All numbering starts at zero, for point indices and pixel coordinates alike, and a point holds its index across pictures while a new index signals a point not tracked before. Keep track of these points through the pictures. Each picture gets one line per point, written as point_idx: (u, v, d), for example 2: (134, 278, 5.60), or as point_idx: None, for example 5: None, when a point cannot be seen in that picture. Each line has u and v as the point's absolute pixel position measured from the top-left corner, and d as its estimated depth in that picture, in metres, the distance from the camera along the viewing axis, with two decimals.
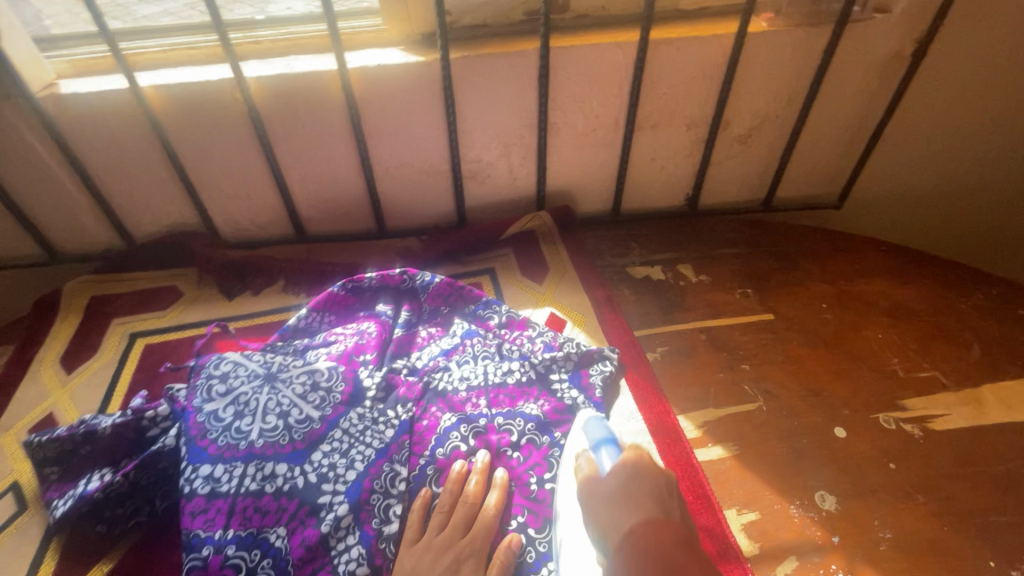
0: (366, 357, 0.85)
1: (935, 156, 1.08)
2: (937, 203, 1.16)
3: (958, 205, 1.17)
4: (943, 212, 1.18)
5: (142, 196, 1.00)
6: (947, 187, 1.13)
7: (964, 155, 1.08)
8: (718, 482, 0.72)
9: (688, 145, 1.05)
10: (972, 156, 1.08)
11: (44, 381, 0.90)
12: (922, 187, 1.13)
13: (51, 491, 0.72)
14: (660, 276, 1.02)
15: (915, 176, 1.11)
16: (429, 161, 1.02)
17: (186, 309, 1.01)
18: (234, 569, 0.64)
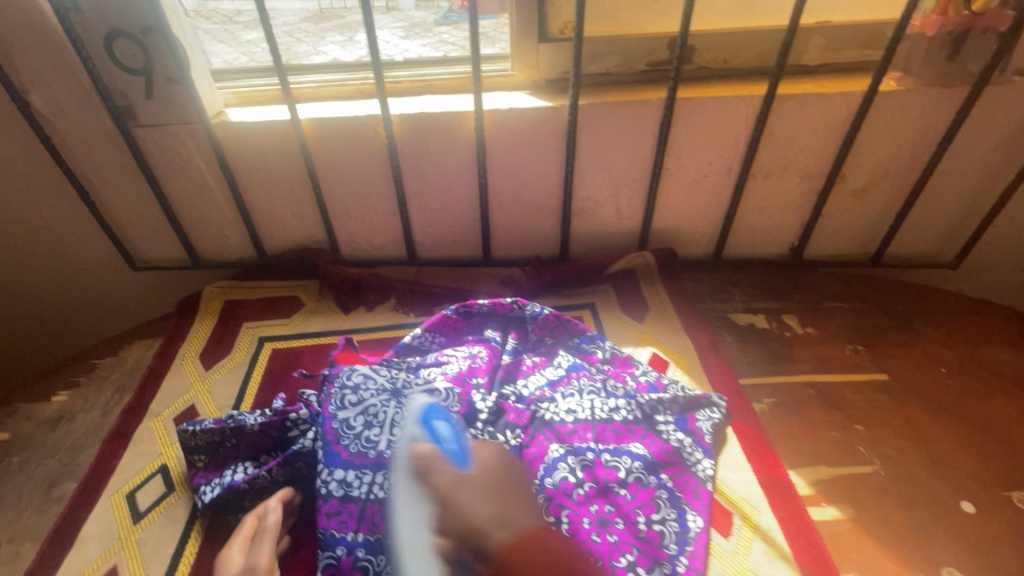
0: (478, 380, 0.90)
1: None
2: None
3: None
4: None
5: (280, 214, 1.11)
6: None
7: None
8: (836, 544, 0.70)
9: (799, 196, 1.05)
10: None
11: (185, 375, 0.99)
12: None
13: (198, 476, 0.80)
14: (764, 324, 1.01)
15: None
16: (542, 196, 1.08)
17: (306, 319, 1.09)
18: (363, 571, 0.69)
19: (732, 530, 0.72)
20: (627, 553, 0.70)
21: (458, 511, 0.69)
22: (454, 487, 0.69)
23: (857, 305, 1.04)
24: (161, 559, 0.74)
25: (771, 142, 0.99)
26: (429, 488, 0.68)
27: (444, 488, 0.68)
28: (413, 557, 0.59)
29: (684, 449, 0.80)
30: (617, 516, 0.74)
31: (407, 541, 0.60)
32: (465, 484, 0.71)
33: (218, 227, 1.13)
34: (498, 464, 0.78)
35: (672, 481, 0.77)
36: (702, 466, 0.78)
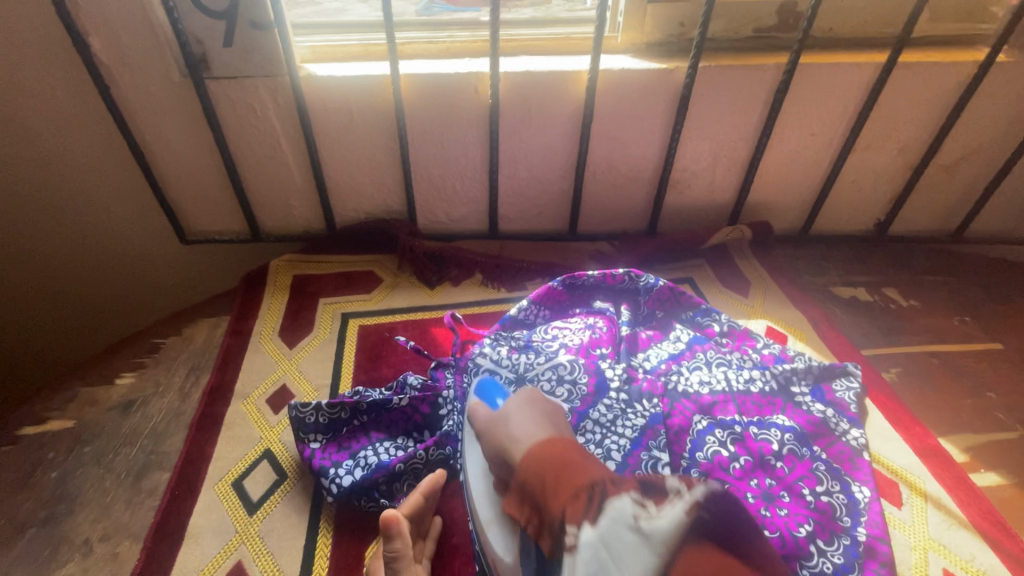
0: (601, 350, 0.85)
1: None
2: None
3: None
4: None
5: (358, 181, 1.03)
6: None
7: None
8: (1006, 510, 0.69)
9: (895, 170, 1.05)
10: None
11: (268, 354, 0.90)
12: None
13: (329, 457, 0.70)
14: (867, 297, 1.01)
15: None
16: (638, 166, 1.04)
17: (390, 294, 1.02)
18: None
19: (903, 500, 0.70)
20: (804, 524, 0.66)
21: (496, 439, 0.60)
22: (498, 419, 0.62)
23: (950, 279, 1.05)
24: (293, 552, 0.66)
25: (879, 113, 0.97)
26: (489, 439, 0.61)
27: (484, 426, 0.62)
28: (482, 497, 0.62)
29: (830, 420, 0.77)
30: (781, 489, 0.69)
31: (484, 515, 0.61)
32: (514, 411, 0.61)
33: (285, 195, 1.04)
34: (537, 401, 0.63)
35: (826, 452, 0.74)
36: (852, 435, 0.75)
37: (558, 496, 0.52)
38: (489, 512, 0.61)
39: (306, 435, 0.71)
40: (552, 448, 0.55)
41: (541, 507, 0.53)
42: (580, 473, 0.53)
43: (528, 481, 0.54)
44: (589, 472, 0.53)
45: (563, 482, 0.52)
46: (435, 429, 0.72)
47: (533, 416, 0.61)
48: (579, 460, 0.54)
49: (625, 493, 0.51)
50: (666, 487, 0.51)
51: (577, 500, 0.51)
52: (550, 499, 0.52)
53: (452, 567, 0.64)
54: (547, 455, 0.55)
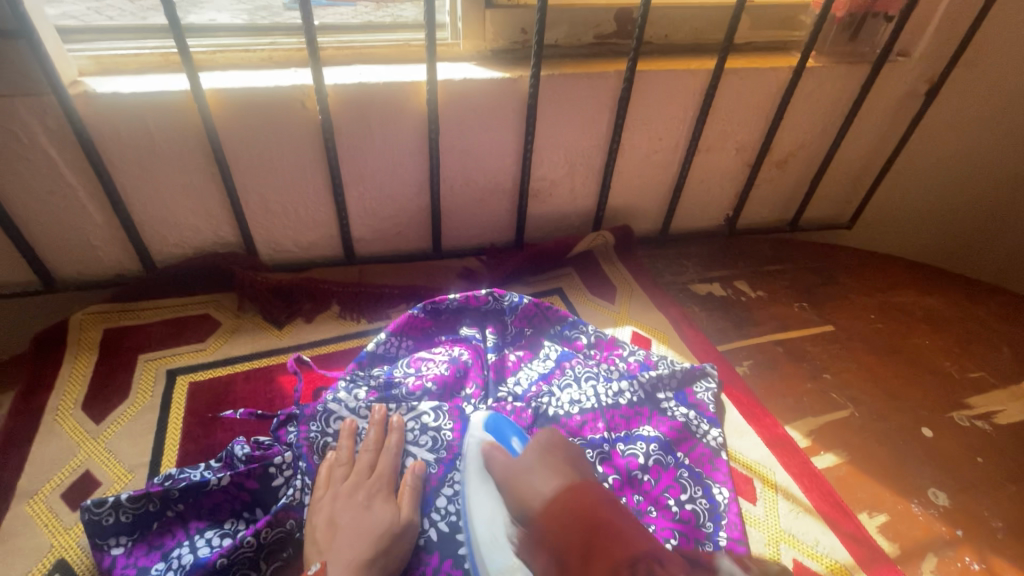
0: (466, 390, 0.79)
1: (948, 185, 1.19)
2: (948, 228, 1.26)
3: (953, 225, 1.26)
4: (954, 237, 1.28)
5: (178, 213, 0.88)
6: (955, 215, 1.24)
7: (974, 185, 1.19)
8: (844, 488, 0.74)
9: (736, 169, 1.11)
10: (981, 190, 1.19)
11: (67, 434, 0.74)
12: (933, 211, 1.23)
13: (135, 562, 0.59)
14: (721, 292, 1.06)
15: (924, 207, 1.23)
16: (496, 178, 1.00)
17: (230, 340, 0.89)
18: None
19: (757, 495, 0.72)
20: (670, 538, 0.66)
21: (518, 494, 0.61)
22: (517, 471, 0.62)
23: (790, 267, 1.14)
24: None
25: (715, 117, 1.01)
26: (510, 491, 0.62)
27: (504, 477, 0.63)
28: (491, 548, 0.60)
29: (692, 423, 0.79)
30: (648, 504, 0.69)
31: (500, 565, 0.59)
32: (535, 463, 0.62)
33: (82, 235, 0.87)
34: (556, 449, 0.63)
35: (689, 458, 0.75)
36: (711, 435, 0.78)
37: (589, 571, 0.51)
38: (502, 562, 0.59)
39: (106, 541, 0.60)
40: (578, 511, 0.55)
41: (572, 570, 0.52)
42: (615, 546, 0.51)
43: (559, 547, 0.54)
44: (619, 545, 0.51)
45: (594, 551, 0.51)
46: (271, 503, 0.64)
47: (552, 464, 0.61)
48: (612, 531, 0.52)
49: (671, 571, 0.48)
50: (716, 567, 0.49)
51: (618, 573, 0.49)
52: (577, 562, 0.52)
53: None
54: (568, 517, 0.55)
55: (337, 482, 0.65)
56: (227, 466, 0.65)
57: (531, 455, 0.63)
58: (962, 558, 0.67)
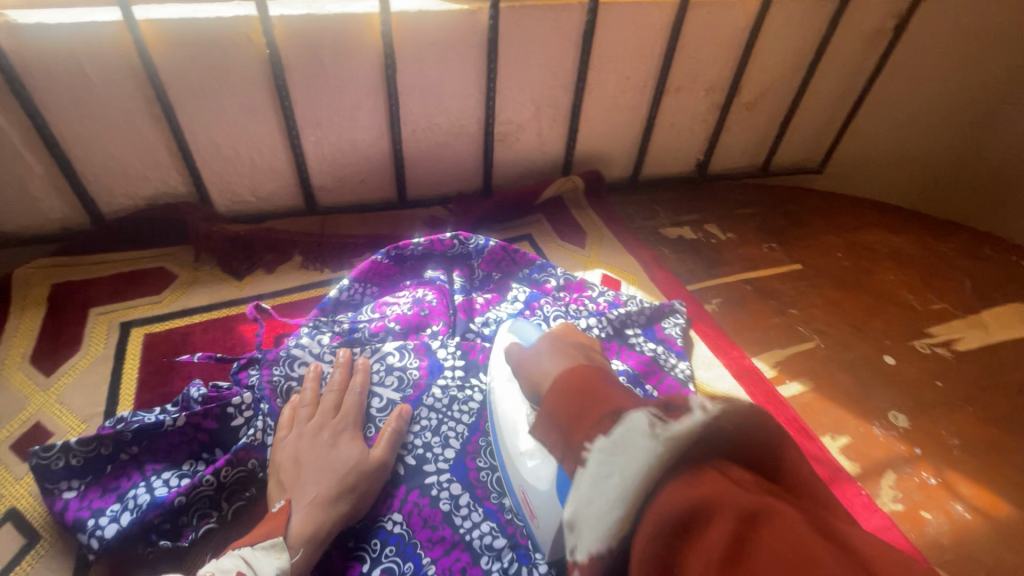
0: (432, 328, 0.78)
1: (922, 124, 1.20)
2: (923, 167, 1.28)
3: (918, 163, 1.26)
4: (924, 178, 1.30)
5: (123, 160, 0.84)
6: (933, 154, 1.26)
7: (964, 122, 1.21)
8: (809, 413, 0.75)
9: (705, 110, 1.09)
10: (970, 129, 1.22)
11: (15, 387, 0.71)
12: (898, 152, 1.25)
13: (88, 505, 0.57)
14: (691, 235, 1.05)
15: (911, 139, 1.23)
16: (460, 121, 0.97)
17: (187, 292, 0.86)
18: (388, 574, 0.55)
19: None
20: None
21: (530, 379, 0.61)
22: (531, 358, 0.63)
23: (759, 209, 1.14)
24: None
25: (682, 54, 0.99)
26: (524, 378, 0.62)
27: (518, 365, 0.64)
28: (512, 432, 0.61)
29: (660, 357, 0.79)
30: None
31: (517, 448, 0.59)
32: (548, 351, 0.62)
33: (20, 185, 0.82)
34: (567, 342, 0.64)
35: (657, 390, 0.75)
36: (680, 367, 0.78)
37: (579, 429, 0.44)
38: (518, 444, 0.59)
39: (57, 485, 0.58)
40: (570, 368, 0.49)
41: (562, 428, 0.46)
42: (603, 399, 0.44)
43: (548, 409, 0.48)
44: (607, 401, 0.44)
45: (585, 412, 0.44)
46: (232, 444, 0.62)
47: (567, 353, 0.61)
48: (601, 385, 0.46)
49: (641, 408, 0.39)
50: (687, 400, 0.38)
51: (600, 424, 0.42)
52: (574, 427, 0.45)
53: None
54: (561, 377, 0.49)
55: (302, 419, 0.63)
56: (182, 408, 0.63)
57: (545, 346, 0.64)
58: (920, 473, 0.69)
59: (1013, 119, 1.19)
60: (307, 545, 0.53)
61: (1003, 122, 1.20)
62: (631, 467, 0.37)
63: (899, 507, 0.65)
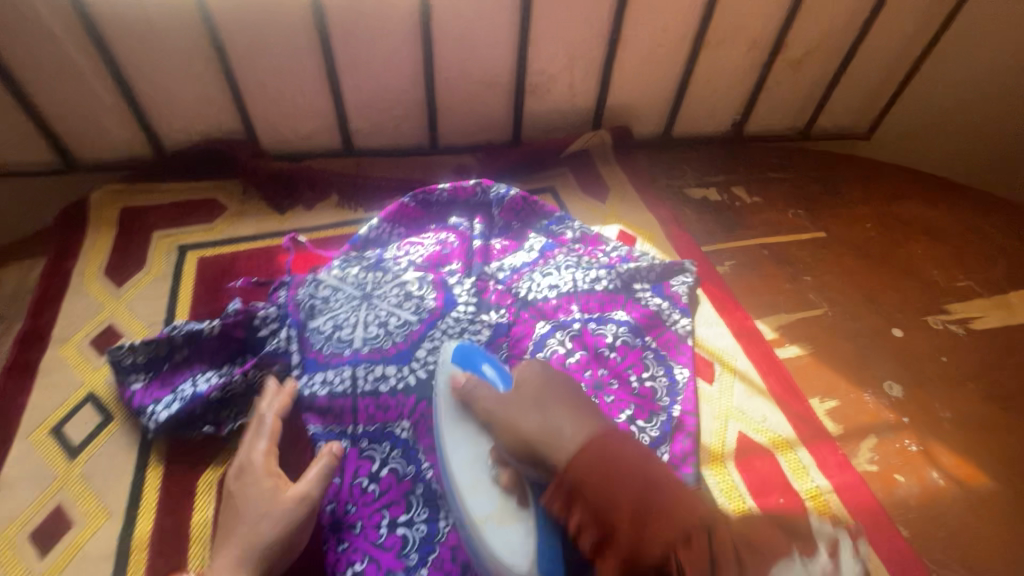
0: (451, 265, 0.85)
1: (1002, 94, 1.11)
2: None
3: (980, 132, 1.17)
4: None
5: (182, 96, 0.92)
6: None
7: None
8: (802, 376, 0.78)
9: (746, 67, 1.06)
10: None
11: (92, 294, 0.83)
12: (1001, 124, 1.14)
13: (149, 394, 0.68)
14: (716, 197, 1.05)
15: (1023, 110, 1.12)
16: (492, 71, 0.99)
17: (235, 223, 0.95)
18: (393, 474, 0.65)
19: (715, 376, 0.77)
20: (625, 408, 0.72)
21: (513, 437, 0.54)
22: (514, 418, 0.55)
23: (792, 174, 1.11)
24: (120, 488, 0.63)
25: (724, 7, 0.96)
26: (505, 431, 0.55)
27: (495, 418, 0.56)
28: (473, 491, 0.56)
29: (663, 312, 0.82)
30: (611, 377, 0.75)
31: (482, 511, 0.55)
32: (532, 407, 0.54)
33: (93, 116, 0.91)
34: (553, 385, 0.57)
35: (656, 341, 0.80)
36: (680, 323, 0.81)
37: (638, 534, 0.45)
38: (487, 507, 0.55)
39: (126, 377, 0.69)
40: (624, 465, 0.47)
41: (617, 532, 0.45)
42: (681, 511, 0.45)
43: (602, 508, 0.46)
44: (676, 513, 0.45)
45: (646, 520, 0.45)
46: (261, 350, 0.71)
47: (554, 405, 0.54)
48: (665, 495, 0.46)
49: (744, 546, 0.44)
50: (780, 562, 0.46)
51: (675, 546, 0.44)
52: (624, 529, 0.45)
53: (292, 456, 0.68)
54: (606, 469, 0.47)
55: (229, 484, 0.61)
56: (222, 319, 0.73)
57: (525, 395, 0.56)
58: (902, 440, 0.71)
59: None
60: None
61: None
62: None
63: (874, 467, 0.68)
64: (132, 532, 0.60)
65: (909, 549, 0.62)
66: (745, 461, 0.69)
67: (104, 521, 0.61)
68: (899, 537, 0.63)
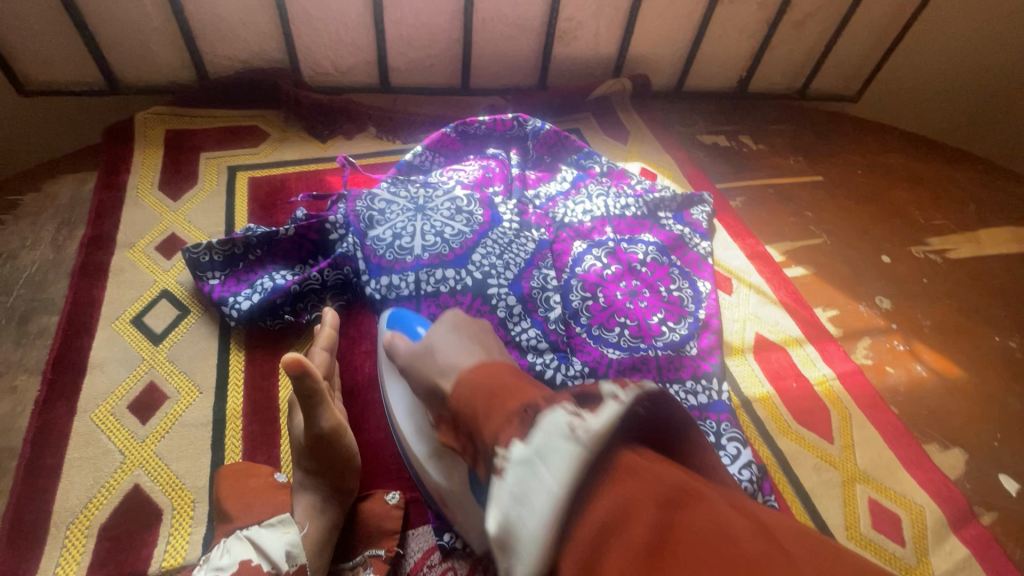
0: (494, 188, 0.90)
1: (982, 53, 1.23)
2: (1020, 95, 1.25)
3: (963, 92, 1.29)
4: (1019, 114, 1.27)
5: (229, 21, 0.94)
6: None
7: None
8: (808, 291, 0.88)
9: (755, 24, 1.15)
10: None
11: (149, 206, 0.86)
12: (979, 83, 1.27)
13: (228, 289, 0.73)
14: (726, 143, 1.15)
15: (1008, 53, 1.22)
16: (525, 14, 1.04)
17: (280, 147, 0.99)
18: None
19: (733, 289, 0.87)
20: (657, 312, 0.80)
21: (420, 374, 0.54)
22: (423, 351, 0.55)
23: (791, 127, 1.22)
24: (207, 369, 0.69)
25: None
26: (413, 373, 0.55)
27: (403, 362, 0.57)
28: (414, 435, 0.61)
29: (686, 236, 0.91)
30: (644, 288, 0.82)
31: (420, 451, 0.59)
32: (440, 337, 0.55)
33: (141, 37, 0.93)
34: (463, 325, 0.58)
35: (680, 260, 0.88)
36: (701, 246, 0.90)
37: (489, 422, 0.41)
38: (424, 448, 0.59)
39: (203, 273, 0.74)
40: (488, 368, 0.46)
41: (473, 433, 0.43)
42: (513, 397, 0.41)
43: (459, 410, 0.45)
44: (518, 395, 0.42)
45: (495, 405, 0.41)
46: (331, 253, 0.77)
47: (457, 340, 0.54)
48: (515, 381, 0.43)
49: (557, 406, 0.39)
50: (599, 393, 0.41)
51: (509, 421, 0.39)
52: (483, 423, 0.41)
53: (361, 345, 0.75)
54: (475, 373, 0.46)
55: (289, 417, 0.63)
56: (292, 224, 0.78)
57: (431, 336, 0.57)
58: (892, 341, 0.83)
59: None
60: (312, 518, 0.56)
61: None
62: (560, 469, 0.35)
63: (869, 361, 0.80)
64: (225, 404, 0.67)
65: (899, 422, 0.73)
66: (763, 354, 0.79)
67: (196, 396, 0.67)
68: (892, 415, 0.74)
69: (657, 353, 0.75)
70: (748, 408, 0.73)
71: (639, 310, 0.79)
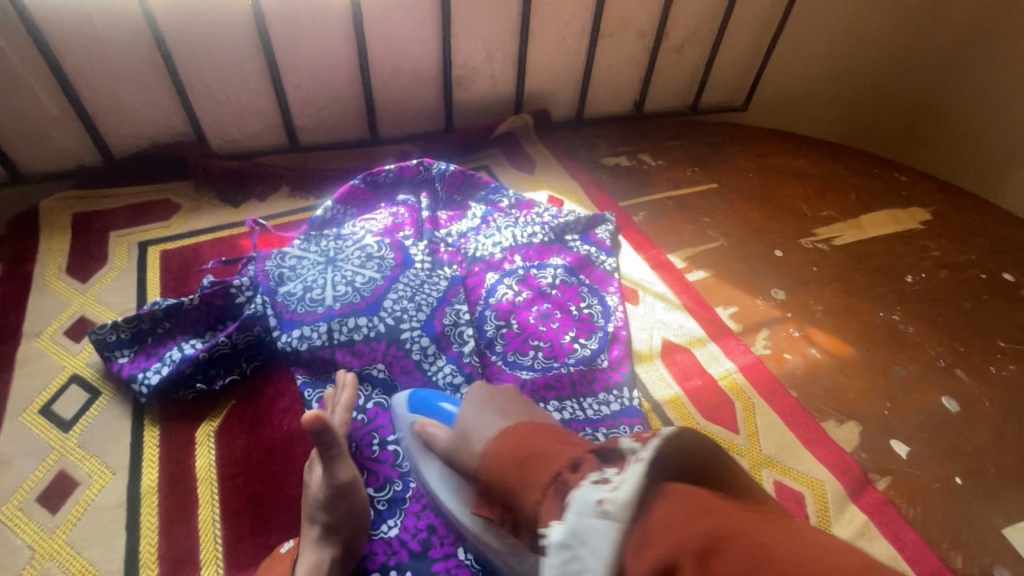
0: (404, 232, 0.93)
1: (870, 45, 1.36)
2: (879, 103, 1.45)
3: (841, 89, 1.43)
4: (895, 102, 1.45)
5: (129, 103, 0.97)
6: (915, 76, 1.40)
7: (937, 69, 1.36)
8: (709, 292, 0.94)
9: (638, 53, 1.24)
10: (935, 76, 1.37)
11: (56, 292, 0.86)
12: (868, 73, 1.41)
13: (138, 365, 0.74)
14: (627, 163, 1.22)
15: (872, 64, 1.39)
16: (420, 66, 1.11)
17: (192, 217, 1.00)
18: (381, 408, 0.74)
19: (639, 299, 0.92)
20: (569, 331, 0.83)
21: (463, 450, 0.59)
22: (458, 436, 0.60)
23: (687, 141, 1.30)
24: (121, 449, 0.69)
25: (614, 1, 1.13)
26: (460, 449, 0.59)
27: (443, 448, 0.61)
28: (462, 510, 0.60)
29: (592, 254, 0.96)
30: (555, 309, 0.86)
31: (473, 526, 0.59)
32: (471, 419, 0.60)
33: (38, 127, 0.95)
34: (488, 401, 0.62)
35: (588, 279, 0.93)
36: (607, 262, 0.95)
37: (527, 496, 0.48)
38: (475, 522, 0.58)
39: (111, 353, 0.74)
40: (517, 437, 0.52)
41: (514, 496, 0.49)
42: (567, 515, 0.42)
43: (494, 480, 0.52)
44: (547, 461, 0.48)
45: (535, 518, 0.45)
46: (239, 315, 0.79)
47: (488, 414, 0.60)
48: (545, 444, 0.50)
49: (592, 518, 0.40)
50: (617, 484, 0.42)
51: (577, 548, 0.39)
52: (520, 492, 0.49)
53: (279, 402, 0.75)
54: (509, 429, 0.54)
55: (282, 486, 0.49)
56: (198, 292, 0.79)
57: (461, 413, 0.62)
58: (788, 329, 0.89)
59: (927, 59, 1.36)
60: None
61: (917, 61, 1.38)
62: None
63: (767, 350, 0.85)
64: (139, 481, 0.66)
65: (798, 404, 0.79)
66: (670, 357, 0.84)
67: (109, 477, 0.66)
68: (790, 399, 0.79)
69: (570, 370, 0.79)
70: (658, 411, 0.77)
71: (548, 330, 0.83)
